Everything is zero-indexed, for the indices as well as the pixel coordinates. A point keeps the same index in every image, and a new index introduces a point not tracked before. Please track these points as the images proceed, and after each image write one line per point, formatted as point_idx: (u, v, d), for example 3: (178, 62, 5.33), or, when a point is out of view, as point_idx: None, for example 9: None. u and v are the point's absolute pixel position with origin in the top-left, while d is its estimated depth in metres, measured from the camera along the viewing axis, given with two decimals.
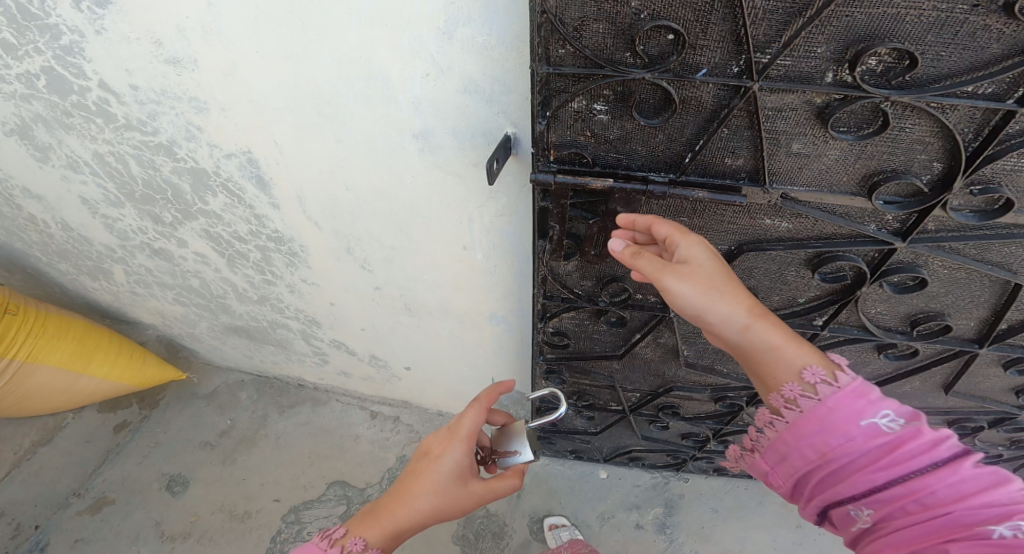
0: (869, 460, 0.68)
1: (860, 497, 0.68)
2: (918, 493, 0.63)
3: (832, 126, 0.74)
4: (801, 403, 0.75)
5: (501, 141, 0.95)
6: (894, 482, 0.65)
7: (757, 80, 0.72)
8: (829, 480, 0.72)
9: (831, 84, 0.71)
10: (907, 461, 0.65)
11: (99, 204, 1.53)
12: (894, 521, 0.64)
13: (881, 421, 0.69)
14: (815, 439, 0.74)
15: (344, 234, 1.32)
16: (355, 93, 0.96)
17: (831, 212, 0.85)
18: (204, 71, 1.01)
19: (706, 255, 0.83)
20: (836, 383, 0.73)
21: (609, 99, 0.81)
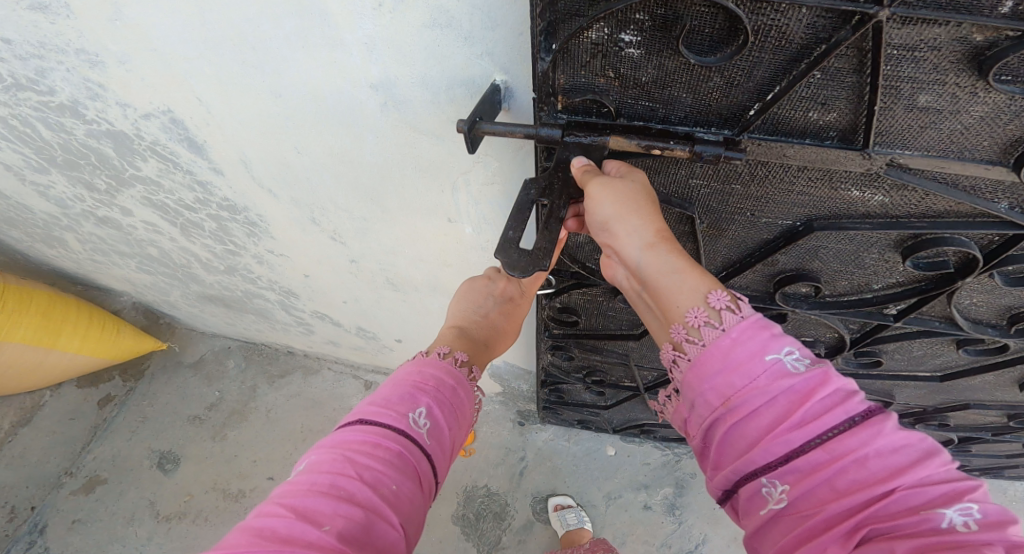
0: (777, 412, 0.50)
1: (770, 464, 0.49)
2: (843, 458, 0.46)
3: (993, 74, 0.52)
4: (701, 334, 0.56)
5: (486, 94, 0.71)
6: (812, 445, 0.47)
7: (887, 6, 0.49)
8: (726, 440, 0.53)
9: (1004, 16, 0.48)
10: (824, 418, 0.48)
11: (22, 170, 1.28)
12: (814, 500, 0.47)
13: (786, 358, 0.52)
14: (710, 382, 0.54)
15: (305, 202, 1.09)
16: (287, 34, 0.72)
17: (950, 184, 0.63)
18: (82, 16, 0.77)
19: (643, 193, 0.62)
20: (738, 307, 0.55)
21: (643, 25, 0.56)
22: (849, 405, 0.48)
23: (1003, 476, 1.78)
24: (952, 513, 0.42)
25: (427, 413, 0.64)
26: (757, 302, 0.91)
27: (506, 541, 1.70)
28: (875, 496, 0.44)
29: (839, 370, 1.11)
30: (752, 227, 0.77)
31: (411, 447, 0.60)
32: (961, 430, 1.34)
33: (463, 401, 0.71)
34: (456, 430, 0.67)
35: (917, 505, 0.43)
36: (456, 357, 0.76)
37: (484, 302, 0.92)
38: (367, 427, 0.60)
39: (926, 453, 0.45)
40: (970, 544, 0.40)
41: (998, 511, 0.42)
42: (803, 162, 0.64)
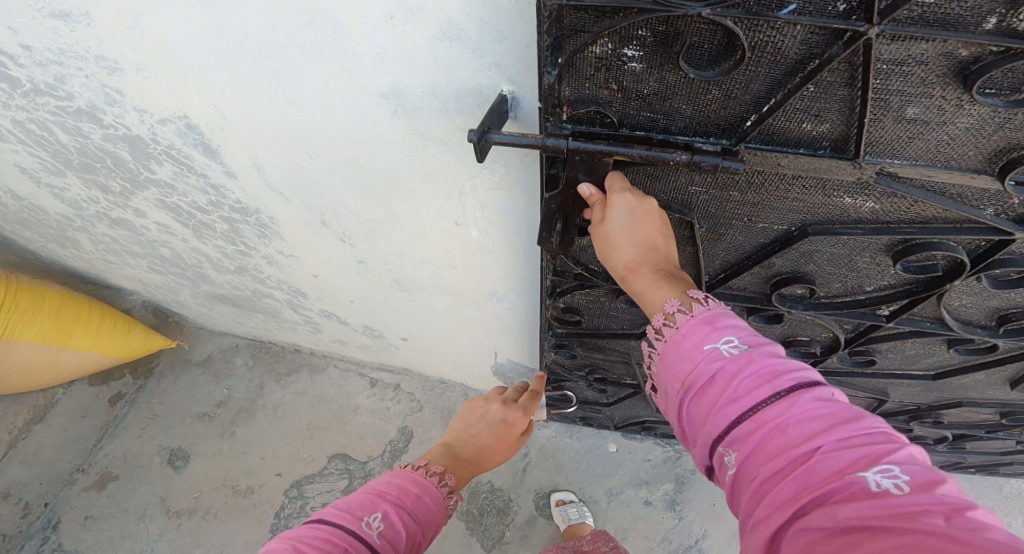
0: (717, 390, 0.58)
1: (719, 438, 0.56)
2: (767, 426, 0.52)
3: (978, 87, 0.55)
4: (664, 332, 0.65)
5: (495, 104, 0.74)
6: (743, 417, 0.54)
7: (877, 24, 0.52)
8: (692, 422, 0.61)
9: (988, 32, 0.51)
10: (754, 393, 0.55)
11: (39, 173, 1.31)
12: (755, 465, 0.53)
13: (723, 346, 0.59)
14: (671, 371, 0.63)
15: (315, 205, 1.12)
16: (301, 44, 0.75)
17: (937, 192, 0.66)
18: (102, 25, 0.81)
19: (631, 219, 0.70)
20: (688, 308, 0.63)
21: (645, 41, 0.59)
22: (775, 382, 0.54)
23: (998, 473, 1.81)
24: (871, 474, 0.45)
25: (382, 517, 0.67)
26: (754, 303, 0.94)
27: (509, 536, 1.73)
28: (799, 458, 0.50)
29: (835, 368, 1.14)
30: (749, 231, 0.80)
31: (360, 543, 0.63)
32: (955, 427, 1.37)
33: (427, 511, 0.73)
34: (414, 535, 0.69)
35: (839, 465, 0.47)
36: (432, 471, 0.80)
37: (476, 425, 0.93)
38: (322, 523, 0.64)
39: (845, 420, 0.50)
40: (883, 499, 0.43)
41: (927, 475, 0.45)
42: (798, 170, 0.67)
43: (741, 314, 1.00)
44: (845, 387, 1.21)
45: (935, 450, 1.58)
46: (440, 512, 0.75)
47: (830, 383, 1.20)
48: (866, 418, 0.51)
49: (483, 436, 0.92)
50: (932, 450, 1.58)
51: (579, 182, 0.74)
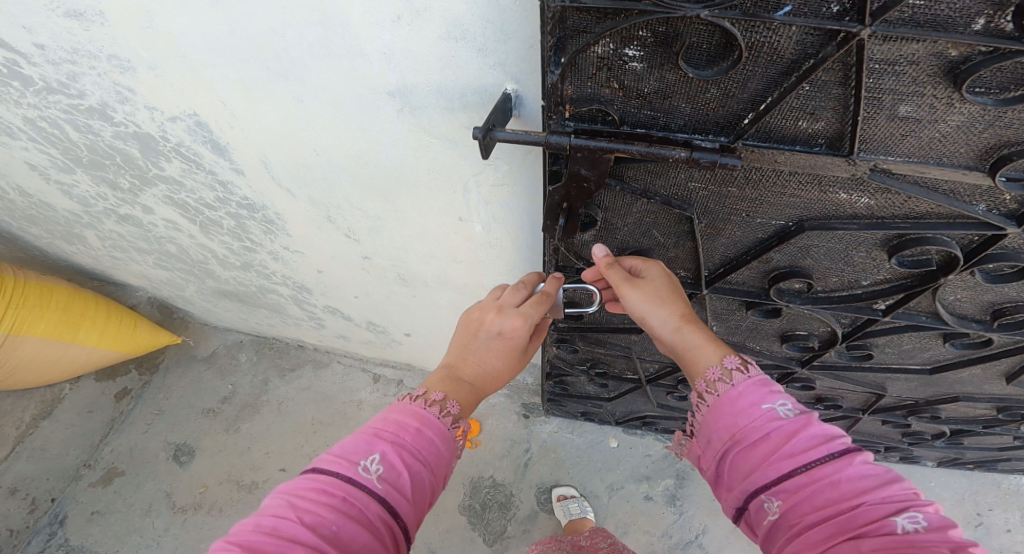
0: (771, 446, 0.64)
1: (765, 486, 0.62)
2: (820, 480, 0.58)
3: (967, 86, 0.57)
4: (717, 386, 0.72)
5: (499, 102, 0.76)
6: (796, 470, 0.60)
7: (869, 25, 0.53)
8: (735, 471, 0.67)
9: (976, 32, 0.53)
10: (808, 450, 0.61)
11: (49, 170, 1.33)
12: (800, 513, 0.58)
13: (780, 408, 0.66)
14: (723, 422, 0.69)
15: (322, 202, 1.14)
16: (310, 43, 0.77)
17: (930, 188, 0.68)
18: (115, 25, 0.82)
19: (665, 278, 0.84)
20: (745, 369, 0.71)
21: (646, 41, 0.61)
22: (829, 443, 0.61)
23: (996, 469, 1.83)
24: (905, 521, 0.52)
25: (380, 459, 0.66)
26: (753, 298, 0.95)
27: (511, 530, 1.75)
28: (844, 509, 0.56)
29: (833, 363, 1.16)
30: (747, 226, 0.81)
31: (358, 491, 0.62)
32: (952, 423, 1.39)
33: (430, 444, 0.71)
34: (420, 472, 0.68)
35: (880, 515, 0.54)
36: (432, 399, 0.76)
37: (474, 343, 0.86)
38: (318, 474, 0.64)
39: (886, 478, 0.57)
40: (920, 545, 0.50)
41: (948, 523, 0.52)
42: (794, 166, 0.68)
43: (741, 308, 1.02)
44: (842, 382, 1.23)
45: (933, 445, 1.60)
46: (445, 443, 0.73)
47: (828, 378, 1.22)
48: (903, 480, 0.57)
49: (482, 354, 0.85)
50: (930, 445, 1.60)
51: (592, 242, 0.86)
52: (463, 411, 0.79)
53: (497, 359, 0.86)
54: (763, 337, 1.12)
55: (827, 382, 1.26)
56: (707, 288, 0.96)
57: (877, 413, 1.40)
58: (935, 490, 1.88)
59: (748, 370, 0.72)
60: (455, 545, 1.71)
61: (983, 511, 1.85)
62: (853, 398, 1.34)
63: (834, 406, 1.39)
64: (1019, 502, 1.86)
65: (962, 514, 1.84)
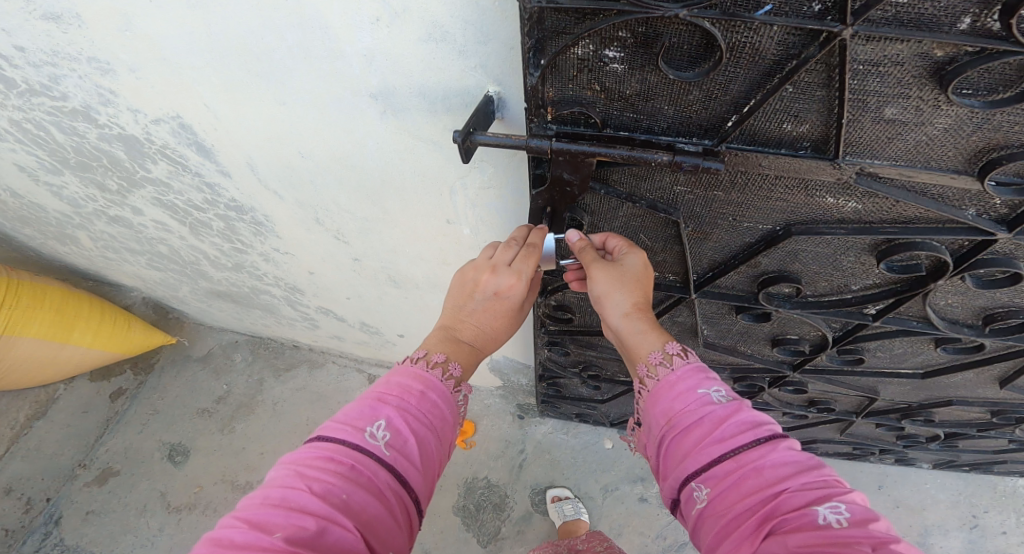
0: (703, 431, 0.63)
1: (694, 473, 0.61)
2: (746, 466, 0.58)
3: (954, 87, 0.55)
4: (658, 371, 0.71)
5: (480, 105, 0.75)
6: (725, 455, 0.59)
7: (851, 24, 0.52)
8: (668, 458, 0.66)
9: (962, 32, 0.51)
10: (738, 436, 0.60)
11: (37, 171, 1.32)
12: (727, 500, 0.57)
13: (715, 394, 0.66)
14: (661, 408, 0.68)
15: (309, 204, 1.13)
16: (290, 46, 0.76)
17: (919, 192, 0.67)
18: (93, 27, 0.81)
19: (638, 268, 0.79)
20: (684, 354, 0.71)
21: (625, 42, 0.59)
22: (757, 430, 0.60)
23: (992, 471, 1.82)
24: (823, 509, 0.51)
25: (386, 425, 0.62)
26: (741, 302, 0.95)
27: (505, 531, 1.75)
28: (768, 496, 0.55)
29: (825, 367, 1.15)
30: (734, 230, 0.80)
31: (366, 459, 0.59)
32: (947, 426, 1.38)
33: (436, 408, 0.68)
34: (427, 438, 0.65)
35: (800, 503, 0.53)
36: (433, 361, 0.73)
37: (468, 304, 0.81)
38: (323, 444, 0.60)
39: (810, 466, 0.56)
40: (830, 532, 0.49)
41: (866, 513, 0.51)
42: (780, 170, 0.67)
43: (730, 311, 1.01)
44: (835, 385, 1.22)
45: (928, 448, 1.59)
46: (451, 409, 0.70)
47: (820, 381, 1.21)
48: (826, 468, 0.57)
49: (477, 315, 0.81)
50: (925, 448, 1.59)
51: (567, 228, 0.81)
52: (463, 373, 0.76)
53: (492, 320, 0.81)
54: (754, 340, 1.11)
55: (820, 385, 1.25)
56: (695, 292, 0.95)
57: (871, 416, 1.39)
58: (931, 492, 1.88)
59: (688, 355, 0.72)
60: (449, 546, 1.71)
61: (979, 512, 1.84)
62: (847, 401, 1.33)
63: (827, 409, 1.38)
64: (1015, 504, 1.85)
65: (958, 516, 1.83)
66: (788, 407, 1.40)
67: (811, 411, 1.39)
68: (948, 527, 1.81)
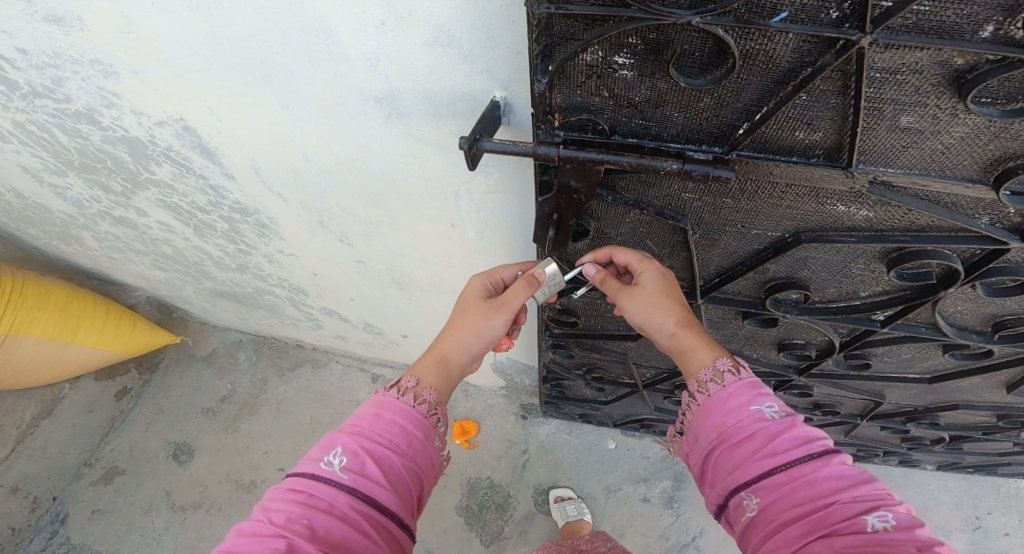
0: (755, 444, 0.63)
1: (745, 484, 0.62)
2: (799, 479, 0.58)
3: (973, 96, 0.54)
4: (709, 387, 0.71)
5: (486, 110, 0.74)
6: (777, 468, 0.60)
7: (869, 32, 0.51)
8: (717, 469, 0.66)
9: (984, 40, 0.50)
10: (790, 450, 0.61)
11: (41, 173, 1.32)
12: (778, 510, 0.58)
13: (767, 410, 0.66)
14: (711, 421, 0.69)
15: (313, 207, 1.13)
16: (294, 50, 0.76)
17: (932, 201, 0.66)
18: (96, 30, 0.81)
19: (659, 285, 0.80)
20: (736, 370, 0.70)
21: (636, 49, 0.59)
22: (810, 445, 0.61)
23: (996, 473, 1.81)
24: (872, 519, 0.52)
25: (343, 451, 0.63)
26: (748, 308, 0.94)
27: (508, 531, 1.75)
28: (821, 507, 0.55)
29: (830, 371, 1.15)
30: (744, 238, 0.80)
31: (323, 485, 0.60)
32: (952, 429, 1.38)
33: (396, 427, 0.67)
34: (389, 457, 0.64)
35: (852, 514, 0.54)
36: (394, 384, 0.73)
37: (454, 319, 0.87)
38: (288, 479, 0.62)
39: (862, 482, 0.56)
40: (885, 544, 0.50)
41: (911, 520, 0.53)
42: (791, 178, 0.66)
43: (737, 316, 1.01)
44: (840, 389, 1.22)
45: (932, 450, 1.59)
46: (417, 424, 0.69)
47: (826, 385, 1.21)
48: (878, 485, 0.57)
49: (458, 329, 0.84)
50: (930, 450, 1.59)
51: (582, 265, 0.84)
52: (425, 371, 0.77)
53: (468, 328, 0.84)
54: (760, 345, 1.10)
55: (825, 389, 1.24)
56: (702, 298, 0.95)
57: (876, 418, 1.38)
58: (934, 493, 1.87)
59: (740, 371, 0.71)
60: (452, 546, 1.71)
61: (982, 514, 1.83)
62: (852, 404, 1.33)
63: (832, 412, 1.38)
64: (1019, 506, 1.85)
65: (961, 517, 1.83)
66: (793, 410, 1.40)
67: (816, 415, 1.39)
68: (951, 529, 1.81)
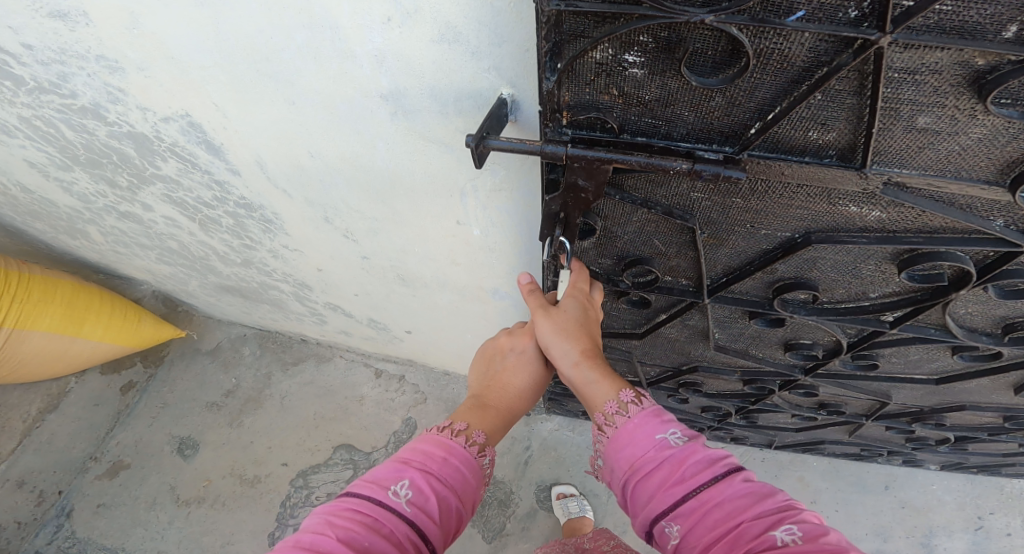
0: (665, 473, 0.64)
1: (662, 513, 0.63)
2: (709, 503, 0.60)
3: (993, 97, 0.53)
4: (615, 419, 0.71)
5: (494, 107, 0.74)
6: (687, 495, 0.61)
7: (890, 32, 0.50)
8: (636, 502, 0.67)
9: (1007, 41, 0.49)
10: (696, 475, 0.62)
11: (47, 168, 1.32)
12: (698, 535, 0.59)
13: (670, 436, 0.67)
14: (623, 454, 0.69)
15: (318, 202, 1.12)
16: (299, 46, 0.75)
17: (947, 203, 0.65)
18: (102, 25, 0.80)
19: (574, 316, 0.82)
20: (638, 400, 0.71)
21: (647, 47, 0.58)
22: (714, 466, 0.62)
23: (1000, 473, 1.81)
24: (780, 533, 0.53)
25: (410, 484, 0.64)
26: (756, 308, 0.94)
27: (510, 528, 1.76)
28: (733, 527, 0.57)
29: (837, 371, 1.14)
30: (752, 237, 0.79)
31: (390, 514, 0.61)
32: (957, 430, 1.37)
33: (458, 472, 0.69)
34: (449, 499, 0.66)
35: (760, 530, 0.55)
36: (455, 428, 0.74)
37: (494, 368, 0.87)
38: (346, 497, 0.63)
39: (764, 495, 0.58)
40: None
41: (813, 525, 0.54)
42: (803, 178, 0.65)
43: (743, 316, 1.00)
44: (846, 388, 1.21)
45: (936, 450, 1.58)
46: (473, 473, 0.71)
47: (832, 385, 1.20)
48: (779, 492, 0.59)
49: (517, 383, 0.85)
50: (934, 450, 1.58)
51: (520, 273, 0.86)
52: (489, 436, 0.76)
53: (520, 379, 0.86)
54: (766, 344, 1.10)
55: (831, 389, 1.24)
56: (709, 297, 0.95)
57: (881, 418, 1.37)
58: (937, 493, 1.86)
59: (642, 401, 0.71)
60: (454, 542, 1.72)
61: (985, 514, 1.83)
62: (857, 404, 1.32)
63: (837, 412, 1.37)
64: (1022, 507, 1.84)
65: (964, 518, 1.82)
66: (798, 410, 1.39)
67: (821, 414, 1.38)
68: (953, 529, 1.80)
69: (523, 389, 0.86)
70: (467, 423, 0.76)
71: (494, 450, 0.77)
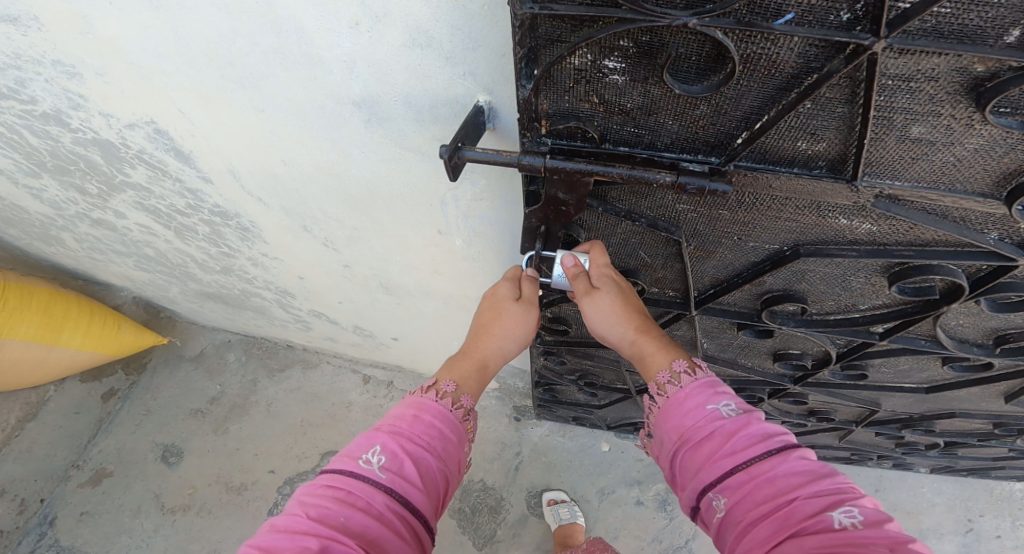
0: (715, 444, 0.62)
1: (709, 484, 0.61)
2: (759, 477, 0.57)
3: (992, 106, 0.50)
4: (666, 389, 0.71)
5: (470, 116, 0.70)
6: (736, 468, 0.59)
7: (884, 37, 0.47)
8: (683, 471, 0.65)
9: (1008, 46, 0.46)
10: (747, 448, 0.60)
11: (15, 174, 1.27)
12: (744, 510, 0.57)
13: (723, 408, 0.65)
14: (672, 423, 0.68)
15: (295, 211, 1.08)
16: (264, 52, 0.71)
17: (941, 216, 0.63)
18: (54, 30, 0.76)
19: (620, 292, 0.78)
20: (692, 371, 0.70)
21: (628, 52, 0.54)
22: (768, 442, 0.60)
23: (990, 476, 1.80)
24: (837, 514, 0.50)
25: (382, 450, 0.62)
26: (744, 319, 0.91)
27: (500, 534, 1.73)
28: (784, 504, 0.54)
29: (826, 380, 1.12)
30: (739, 250, 0.77)
31: (363, 484, 0.59)
32: (947, 435, 1.36)
33: (433, 430, 0.67)
34: (427, 459, 0.64)
35: (815, 510, 0.52)
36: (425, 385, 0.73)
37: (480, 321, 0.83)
38: (322, 475, 0.61)
39: (821, 474, 0.55)
40: (846, 538, 0.48)
41: (875, 512, 0.51)
42: (792, 191, 0.62)
43: (731, 327, 0.97)
44: (836, 396, 1.19)
45: (926, 455, 1.57)
46: (451, 428, 0.69)
47: (822, 393, 1.18)
48: (841, 474, 0.56)
49: (500, 335, 0.81)
50: (925, 455, 1.56)
51: (559, 255, 0.78)
52: (462, 388, 0.75)
53: (502, 328, 0.81)
54: (755, 354, 1.07)
55: (820, 397, 1.22)
56: (696, 309, 0.92)
57: (871, 425, 1.36)
58: (927, 495, 1.85)
59: (695, 371, 0.71)
60: (445, 548, 1.69)
61: (975, 516, 1.82)
62: (847, 411, 1.30)
63: (827, 419, 1.35)
64: (1012, 509, 1.84)
65: (954, 520, 1.81)
66: (788, 417, 1.37)
67: (811, 421, 1.36)
68: (944, 531, 1.80)
69: (502, 340, 0.82)
70: (438, 378, 0.75)
71: (470, 398, 0.75)
